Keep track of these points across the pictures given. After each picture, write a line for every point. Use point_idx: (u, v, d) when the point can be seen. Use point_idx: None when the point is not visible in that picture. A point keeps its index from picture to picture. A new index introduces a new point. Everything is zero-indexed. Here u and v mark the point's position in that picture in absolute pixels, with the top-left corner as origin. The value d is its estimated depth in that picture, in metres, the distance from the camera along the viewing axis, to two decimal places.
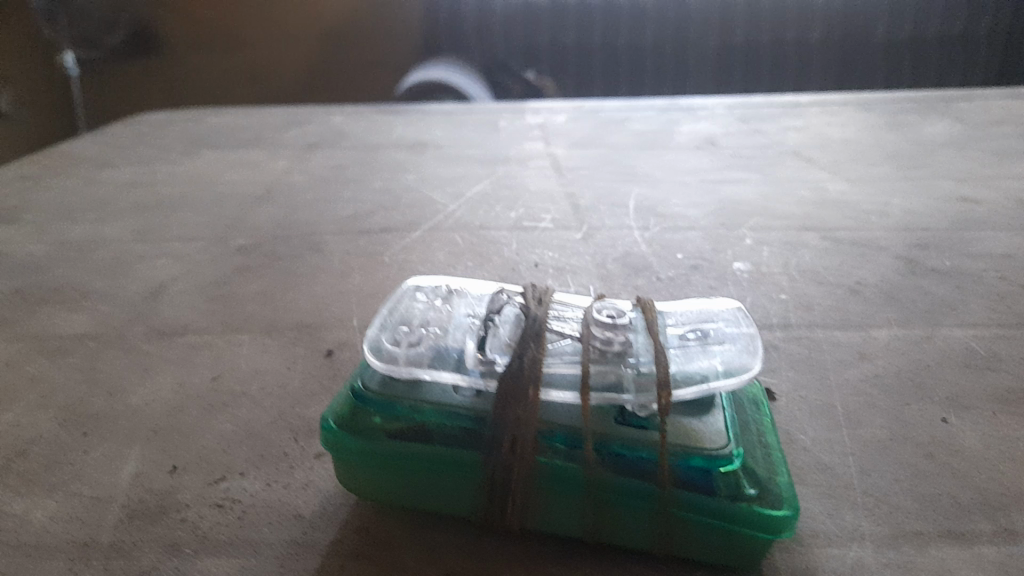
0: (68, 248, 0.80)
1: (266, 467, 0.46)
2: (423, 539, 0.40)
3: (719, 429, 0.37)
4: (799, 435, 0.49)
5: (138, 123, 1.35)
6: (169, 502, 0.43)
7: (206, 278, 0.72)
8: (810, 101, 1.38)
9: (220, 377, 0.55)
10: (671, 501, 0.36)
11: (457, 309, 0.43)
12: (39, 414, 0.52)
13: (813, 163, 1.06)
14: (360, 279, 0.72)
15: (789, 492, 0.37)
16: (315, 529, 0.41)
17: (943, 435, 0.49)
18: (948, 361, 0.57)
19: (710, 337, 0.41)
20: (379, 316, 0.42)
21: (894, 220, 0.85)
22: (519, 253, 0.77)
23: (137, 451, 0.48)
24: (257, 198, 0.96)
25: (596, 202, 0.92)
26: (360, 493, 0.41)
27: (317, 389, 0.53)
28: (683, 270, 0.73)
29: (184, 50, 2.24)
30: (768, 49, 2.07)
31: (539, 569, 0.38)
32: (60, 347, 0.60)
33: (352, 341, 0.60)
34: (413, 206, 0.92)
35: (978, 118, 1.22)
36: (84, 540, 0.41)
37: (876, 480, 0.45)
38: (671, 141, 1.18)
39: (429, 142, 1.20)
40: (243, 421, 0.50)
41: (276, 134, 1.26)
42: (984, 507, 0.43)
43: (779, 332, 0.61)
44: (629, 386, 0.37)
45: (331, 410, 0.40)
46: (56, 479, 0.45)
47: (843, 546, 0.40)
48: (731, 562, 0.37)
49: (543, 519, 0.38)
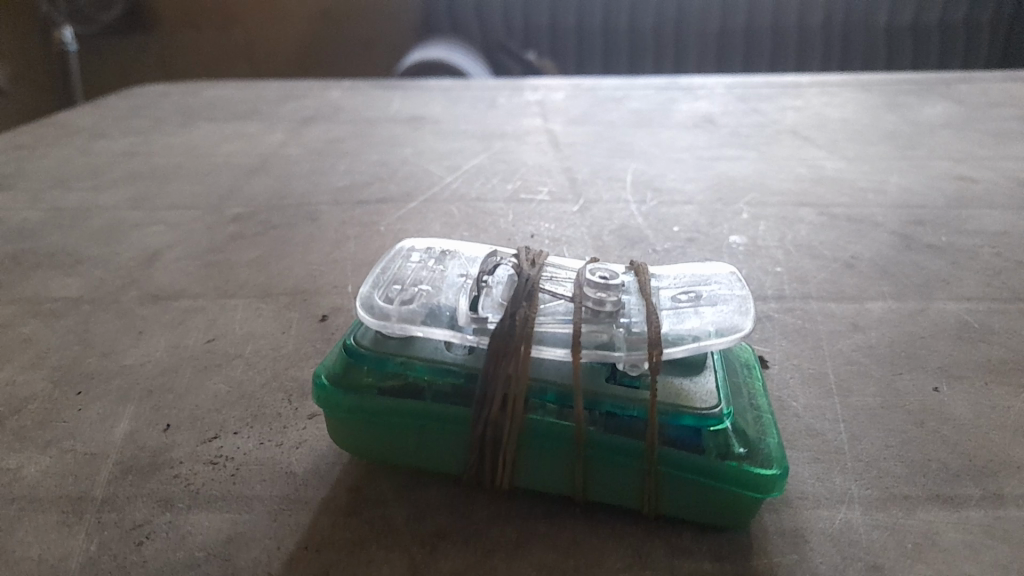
0: (63, 215, 0.80)
1: (260, 426, 0.46)
2: (415, 496, 0.40)
3: (709, 389, 0.37)
4: (791, 402, 0.49)
5: (135, 95, 1.34)
6: (163, 459, 0.43)
7: (201, 246, 0.72)
8: (809, 82, 1.37)
9: (214, 340, 0.55)
10: (660, 458, 0.36)
11: (450, 269, 0.43)
12: (33, 373, 0.52)
13: (811, 142, 1.06)
14: (355, 247, 0.72)
15: (778, 452, 0.37)
16: (308, 486, 0.41)
17: (933, 403, 0.49)
18: (940, 333, 0.57)
19: (703, 299, 0.41)
20: (372, 275, 0.42)
21: (890, 198, 0.85)
22: (515, 224, 0.77)
23: (132, 410, 0.48)
24: (253, 169, 0.95)
25: (593, 177, 0.92)
26: (352, 450, 0.41)
27: (311, 352, 0.53)
28: (678, 243, 0.73)
29: (182, 26, 2.22)
30: (769, 31, 2.06)
31: (530, 525, 0.38)
32: (54, 310, 0.60)
33: (346, 307, 0.60)
34: (409, 178, 0.91)
35: (977, 100, 1.22)
36: (77, 494, 0.41)
37: (866, 446, 0.45)
38: (669, 119, 1.17)
39: (426, 117, 1.19)
40: (237, 382, 0.50)
41: (272, 107, 1.26)
42: (973, 473, 0.43)
43: (773, 303, 0.61)
44: (620, 345, 0.38)
45: (323, 368, 0.40)
46: (50, 436, 0.46)
47: (831, 508, 0.40)
48: (720, 520, 0.38)
49: (533, 476, 0.39)
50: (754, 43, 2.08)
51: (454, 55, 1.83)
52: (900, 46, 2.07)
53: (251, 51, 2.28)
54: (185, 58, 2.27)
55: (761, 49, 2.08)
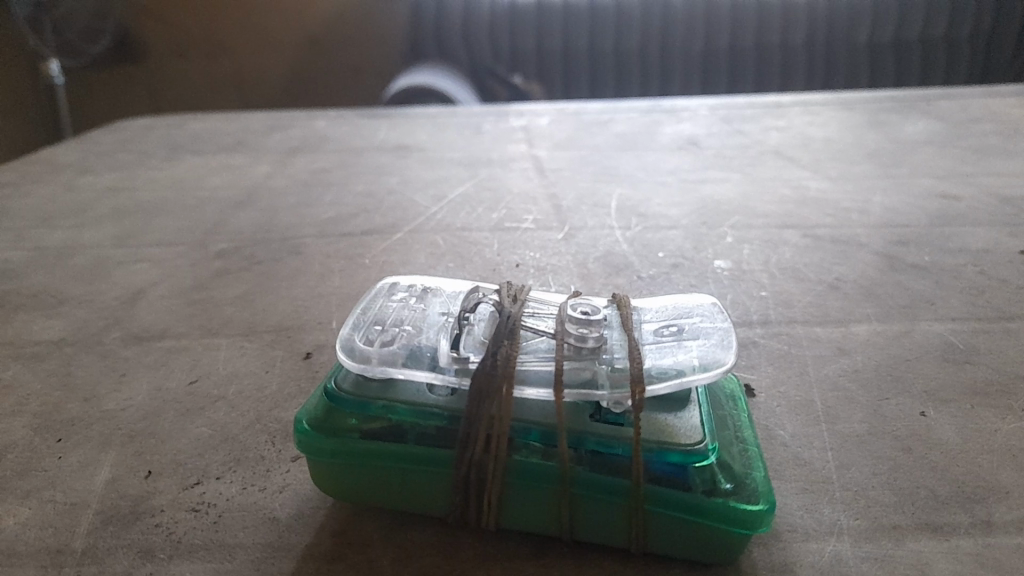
0: (47, 254, 0.80)
1: (243, 471, 0.45)
2: (400, 539, 0.40)
3: (694, 425, 0.37)
4: (778, 431, 0.49)
5: (120, 129, 1.34)
6: (144, 507, 0.43)
7: (186, 282, 0.72)
8: (791, 101, 1.38)
9: (197, 381, 0.55)
10: (647, 496, 0.36)
11: (432, 307, 0.43)
12: (13, 421, 0.51)
13: (794, 162, 1.07)
14: (340, 281, 0.71)
15: (765, 486, 0.37)
16: (291, 532, 0.41)
17: (921, 429, 0.49)
18: (927, 355, 0.57)
19: (686, 333, 0.41)
20: (353, 316, 0.42)
21: (874, 217, 0.85)
22: (501, 253, 0.77)
23: (113, 456, 0.47)
24: (238, 203, 0.95)
25: (578, 203, 0.92)
26: (336, 494, 0.40)
27: (295, 392, 0.53)
28: (664, 269, 0.73)
29: (169, 56, 2.23)
30: (751, 50, 2.08)
31: (516, 566, 0.38)
32: (35, 353, 0.60)
33: (330, 343, 0.60)
34: (395, 209, 0.91)
35: (957, 116, 1.23)
36: (57, 547, 0.40)
37: (855, 475, 0.45)
38: (653, 142, 1.18)
39: (411, 145, 1.20)
40: (220, 425, 0.50)
41: (258, 138, 1.26)
42: (962, 499, 0.43)
43: (759, 328, 0.61)
44: (603, 382, 0.37)
45: (304, 412, 0.40)
46: (30, 486, 0.45)
47: (821, 540, 0.40)
48: (708, 558, 0.37)
49: (517, 516, 0.38)
50: (737, 64, 2.10)
51: (441, 80, 1.84)
52: (882, 63, 2.09)
53: (238, 80, 2.28)
54: (174, 89, 2.27)
55: (744, 68, 2.10)
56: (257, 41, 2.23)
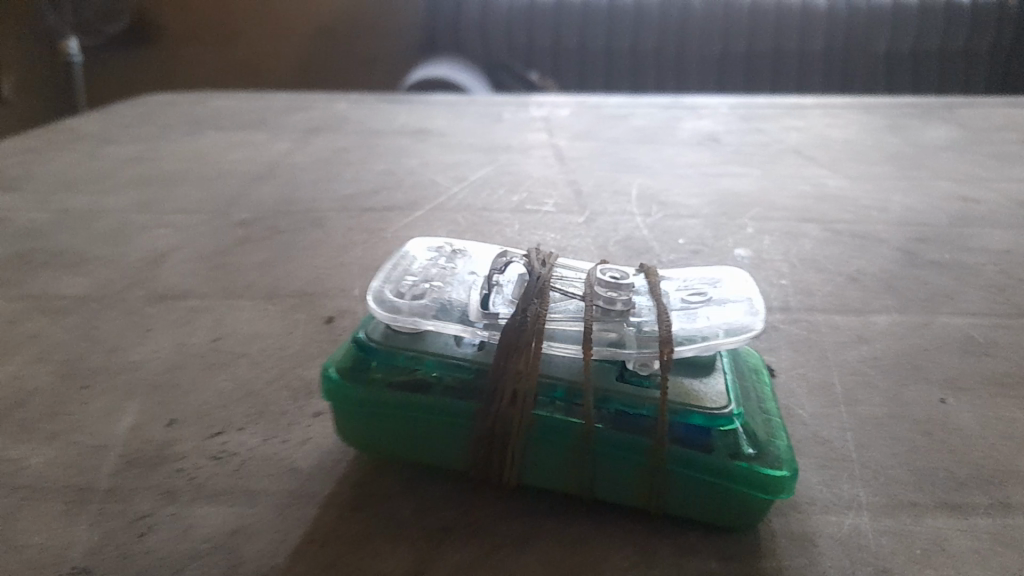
0: (69, 216, 0.80)
1: (265, 423, 0.46)
2: (421, 492, 0.40)
3: (719, 391, 0.37)
4: (797, 410, 0.49)
5: (140, 103, 1.35)
6: (168, 452, 0.43)
7: (208, 248, 0.72)
8: (812, 103, 1.38)
9: (220, 338, 0.55)
10: (669, 456, 0.36)
11: (460, 268, 0.44)
12: (37, 368, 0.51)
13: (814, 161, 1.06)
14: (361, 253, 0.72)
15: (787, 454, 0.37)
16: (313, 482, 0.41)
17: (940, 414, 0.49)
18: (946, 346, 0.57)
19: (713, 300, 0.41)
20: (382, 270, 0.42)
21: (894, 215, 0.85)
22: (522, 233, 0.77)
23: (136, 404, 0.47)
24: (259, 177, 0.96)
25: (598, 190, 0.92)
26: (358, 447, 0.41)
27: (316, 351, 0.53)
28: (684, 255, 0.73)
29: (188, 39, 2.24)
30: (771, 54, 2.08)
31: (537, 524, 0.38)
32: (59, 307, 0.60)
33: (351, 309, 0.60)
34: (414, 188, 0.92)
35: (978, 124, 1.23)
36: (82, 485, 0.41)
37: (874, 454, 0.45)
38: (672, 136, 1.18)
39: (431, 130, 1.20)
40: (242, 380, 0.50)
41: (278, 117, 1.26)
42: (980, 481, 0.43)
43: (779, 314, 0.61)
44: (631, 342, 0.38)
45: (332, 360, 0.40)
46: (55, 428, 0.45)
47: (839, 513, 0.40)
48: (727, 523, 0.37)
49: (539, 475, 0.38)
50: (754, 66, 2.09)
51: (457, 73, 1.85)
52: (900, 73, 2.09)
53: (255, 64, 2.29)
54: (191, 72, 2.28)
55: (761, 71, 2.09)
56: (275, 25, 2.24)
